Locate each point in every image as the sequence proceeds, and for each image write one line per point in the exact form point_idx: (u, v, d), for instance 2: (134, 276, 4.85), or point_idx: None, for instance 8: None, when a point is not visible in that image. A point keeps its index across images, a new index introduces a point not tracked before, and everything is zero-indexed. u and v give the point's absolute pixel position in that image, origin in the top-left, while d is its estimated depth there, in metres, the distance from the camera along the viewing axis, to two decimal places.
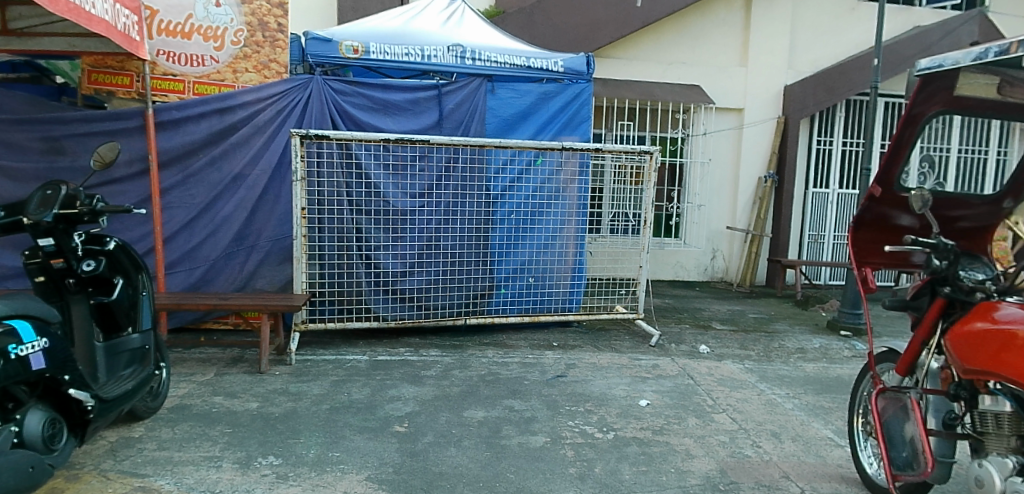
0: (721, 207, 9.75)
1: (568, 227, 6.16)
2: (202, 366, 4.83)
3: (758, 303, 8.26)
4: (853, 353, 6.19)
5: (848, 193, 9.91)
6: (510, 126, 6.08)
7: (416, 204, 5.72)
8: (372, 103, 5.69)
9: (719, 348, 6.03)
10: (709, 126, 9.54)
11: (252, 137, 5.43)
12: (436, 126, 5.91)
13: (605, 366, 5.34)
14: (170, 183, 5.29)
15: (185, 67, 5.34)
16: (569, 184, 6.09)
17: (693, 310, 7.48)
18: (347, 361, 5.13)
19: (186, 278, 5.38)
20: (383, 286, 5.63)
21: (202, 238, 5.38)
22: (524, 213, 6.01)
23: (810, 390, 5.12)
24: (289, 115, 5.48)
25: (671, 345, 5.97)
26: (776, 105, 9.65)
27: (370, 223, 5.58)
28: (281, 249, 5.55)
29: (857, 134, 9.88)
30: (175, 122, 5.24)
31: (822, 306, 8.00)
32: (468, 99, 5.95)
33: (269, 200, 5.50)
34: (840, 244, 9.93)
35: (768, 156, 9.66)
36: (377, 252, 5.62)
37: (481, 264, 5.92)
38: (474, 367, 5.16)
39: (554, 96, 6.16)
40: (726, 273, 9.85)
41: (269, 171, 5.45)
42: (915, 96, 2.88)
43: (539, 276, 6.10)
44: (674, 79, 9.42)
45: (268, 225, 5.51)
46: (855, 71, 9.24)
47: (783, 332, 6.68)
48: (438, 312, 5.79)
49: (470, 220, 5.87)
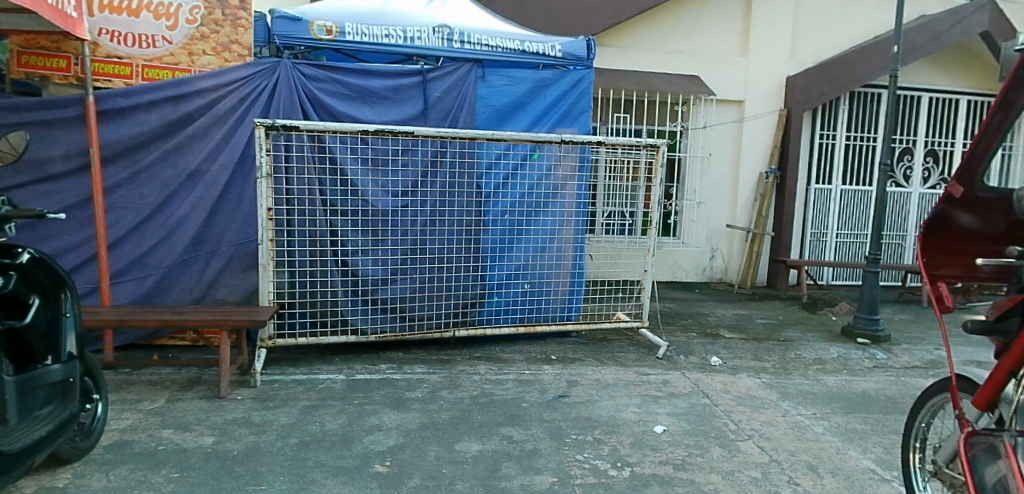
0: (721, 204, 9.26)
1: (567, 228, 5.60)
2: (152, 391, 4.20)
3: (763, 307, 7.78)
4: (874, 364, 5.74)
5: (852, 190, 9.49)
6: (502, 117, 5.49)
7: (398, 204, 5.14)
8: (348, 91, 5.08)
9: (731, 359, 5.53)
10: (710, 119, 9.08)
11: (211, 128, 4.80)
12: (420, 117, 5.31)
13: (610, 383, 4.80)
14: (116, 181, 4.65)
15: (133, 48, 4.69)
16: (567, 180, 5.53)
17: (698, 315, 6.98)
18: (321, 382, 4.53)
19: (135, 288, 4.73)
20: (362, 295, 5.05)
21: (154, 243, 4.74)
22: (519, 213, 5.45)
23: (838, 409, 4.64)
24: (253, 103, 4.86)
25: (680, 357, 5.46)
26: (778, 98, 9.17)
27: (347, 225, 4.98)
28: (245, 254, 4.91)
29: (860, 127, 9.46)
30: (121, 111, 4.59)
31: (831, 310, 7.53)
32: (455, 87, 5.37)
33: (232, 199, 4.87)
34: (842, 242, 9.53)
35: (770, 150, 9.17)
36: (355, 257, 5.02)
37: (471, 269, 5.34)
38: (465, 387, 4.58)
39: (552, 84, 5.57)
40: (725, 273, 9.37)
41: (231, 167, 4.82)
42: (1009, 79, 2.42)
43: (535, 282, 5.54)
44: (672, 69, 8.89)
45: (230, 228, 4.87)
46: (865, 61, 8.77)
47: (796, 340, 6.20)
48: (423, 324, 5.21)
49: (459, 221, 5.29)
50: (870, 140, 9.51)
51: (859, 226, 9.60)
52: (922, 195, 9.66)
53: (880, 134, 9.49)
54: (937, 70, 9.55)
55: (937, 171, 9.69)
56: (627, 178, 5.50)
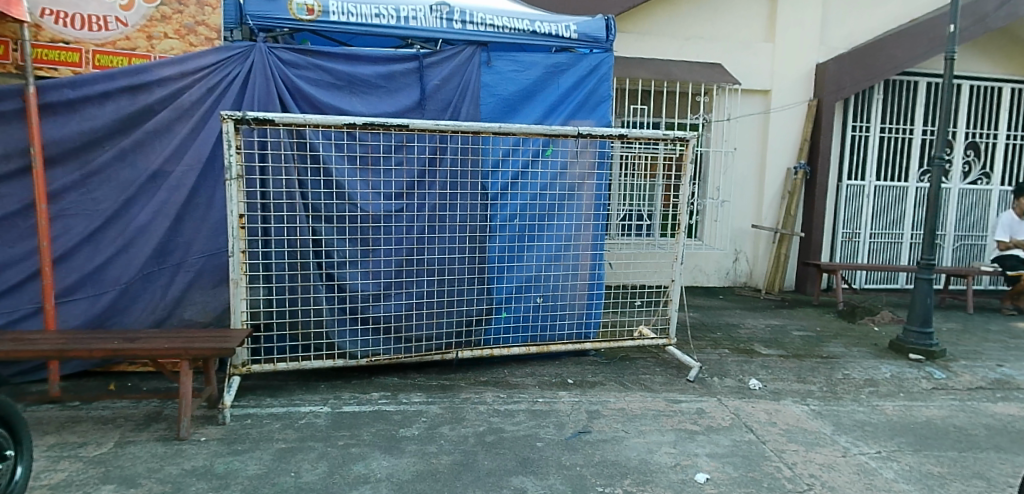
0: (746, 203, 8.58)
1: (584, 233, 4.92)
2: (101, 431, 3.58)
3: (795, 315, 7.11)
4: (933, 385, 5.07)
5: (886, 186, 8.82)
6: (510, 108, 4.82)
7: (392, 208, 4.49)
8: (334, 79, 4.43)
9: (772, 382, 4.88)
10: (734, 110, 8.39)
11: (175, 123, 4.18)
12: (417, 108, 4.65)
13: (637, 414, 4.15)
14: (64, 184, 4.01)
15: (81, 31, 4.05)
16: (584, 179, 4.87)
17: (727, 326, 6.31)
18: (301, 416, 3.90)
19: (88, 308, 4.09)
20: (350, 313, 4.40)
21: (110, 256, 4.10)
22: (530, 216, 4.81)
23: (904, 445, 3.97)
24: (224, 94, 4.24)
25: (714, 380, 4.80)
26: (807, 87, 8.48)
27: (332, 233, 4.32)
28: (215, 268, 4.28)
29: (897, 118, 8.78)
30: (68, 104, 3.95)
31: (872, 318, 6.85)
32: (456, 73, 4.71)
33: (200, 205, 4.23)
34: (877, 242, 8.87)
35: (798, 144, 8.48)
36: (342, 269, 4.38)
37: (476, 282, 4.71)
38: (469, 422, 3.93)
39: (566, 70, 4.89)
40: (750, 277, 8.70)
41: (199, 168, 4.19)
42: None
43: (549, 296, 4.86)
44: (692, 57, 8.19)
45: (198, 238, 4.24)
46: (901, 47, 8.00)
47: (842, 357, 5.52)
48: (422, 345, 4.55)
49: (462, 227, 4.65)
50: (907, 132, 8.81)
51: (893, 226, 8.91)
52: (963, 192, 8.94)
53: (918, 126, 8.78)
54: (980, 56, 8.81)
55: (978, 165, 8.97)
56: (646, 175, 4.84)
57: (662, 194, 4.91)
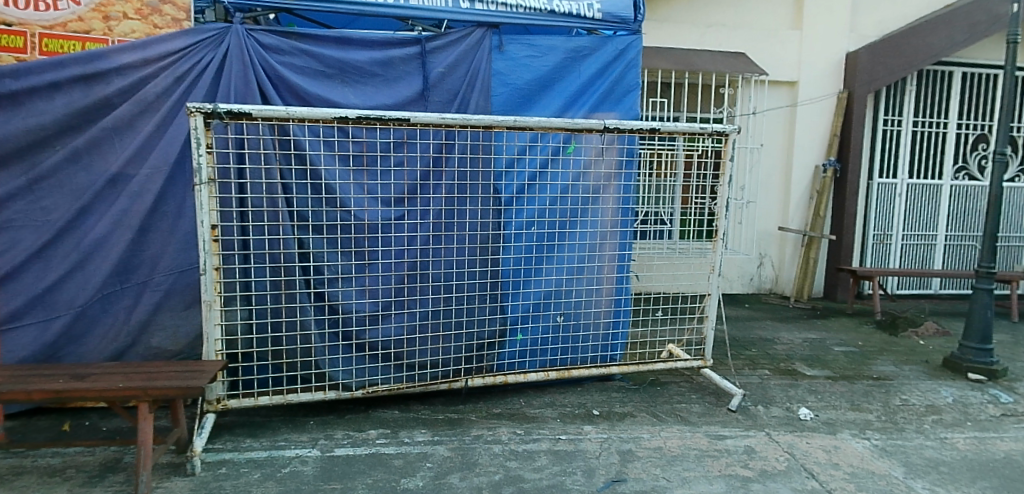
0: (772, 203, 8.00)
1: (608, 243, 4.32)
2: (45, 488, 2.99)
3: (830, 327, 6.53)
4: (1003, 411, 4.48)
5: (919, 184, 8.24)
6: (527, 99, 4.22)
7: (392, 215, 3.90)
8: (322, 66, 3.83)
9: (824, 411, 4.30)
10: (760, 103, 7.82)
11: (138, 118, 3.58)
12: (419, 99, 4.05)
13: (678, 456, 3.56)
14: (7, 191, 3.41)
15: (25, 11, 3.46)
16: (610, 181, 4.26)
17: (762, 342, 5.73)
18: (286, 463, 3.30)
19: (37, 337, 3.49)
20: (344, 339, 3.81)
21: (62, 274, 3.50)
22: (549, 223, 4.20)
23: (992, 491, 3.39)
24: (195, 84, 3.65)
25: (759, 409, 4.22)
26: (837, 78, 7.87)
27: (322, 244, 3.73)
28: (185, 286, 3.69)
29: (931, 112, 8.19)
30: (9, 96, 3.36)
31: (915, 331, 6.28)
32: (464, 59, 4.12)
33: (168, 213, 3.64)
34: (909, 244, 8.31)
35: (827, 139, 7.89)
36: (334, 288, 3.76)
37: (488, 298, 4.13)
38: (482, 469, 3.34)
39: (589, 55, 4.30)
40: (775, 283, 8.14)
41: (167, 170, 3.59)
42: None
43: (571, 313, 4.28)
44: (714, 45, 7.58)
45: (165, 252, 3.64)
46: (938, 34, 7.54)
47: (895, 378, 4.94)
48: (426, 373, 3.97)
49: (472, 237, 4.05)
50: (942, 127, 8.22)
51: (927, 227, 8.33)
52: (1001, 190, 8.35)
53: (953, 119, 8.18)
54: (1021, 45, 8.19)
55: (1016, 160, 8.38)
56: (664, 172, 4.35)
57: (681, 194, 4.40)
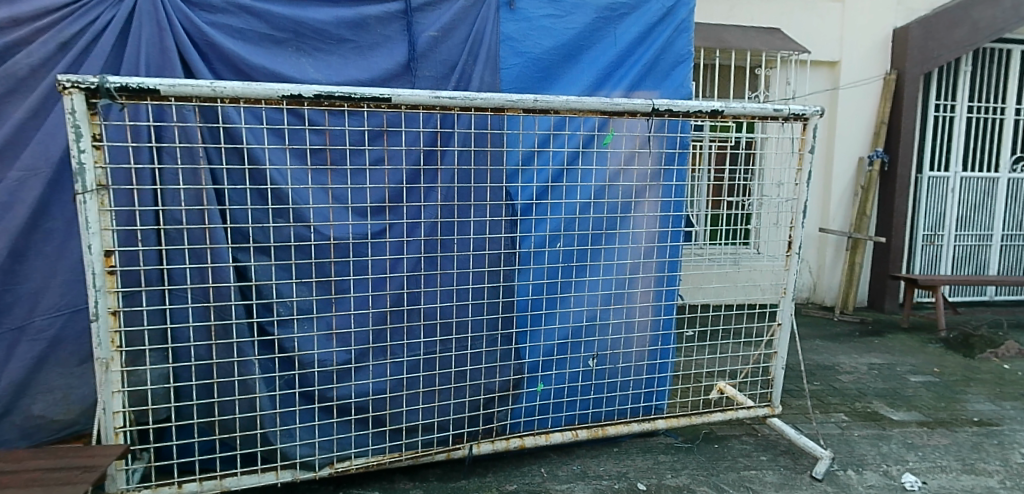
0: (811, 201, 7.04)
1: (652, 262, 3.31)
2: None
3: (892, 347, 5.57)
4: None
5: (974, 177, 7.28)
6: (547, 74, 3.22)
7: (368, 231, 2.87)
8: (270, 29, 2.80)
9: (933, 476, 3.30)
10: (799, 87, 6.84)
11: (6, 100, 2.55)
12: (404, 73, 3.03)
13: None
14: None
15: None
16: (655, 181, 3.27)
17: (824, 372, 4.77)
18: None
19: None
20: (309, 400, 2.84)
21: None
22: (580, 237, 3.22)
23: None
24: (87, 53, 2.62)
25: (853, 478, 3.23)
26: (885, 57, 6.89)
27: (270, 273, 2.70)
28: (79, 334, 2.69)
29: (987, 95, 7.22)
30: None
31: (994, 352, 5.32)
32: (463, 20, 3.10)
33: (54, 232, 2.63)
34: (961, 245, 7.38)
35: (874, 127, 6.92)
36: (286, 332, 2.75)
37: (500, 341, 3.11)
38: None
39: (627, 15, 3.31)
40: (813, 292, 7.20)
41: (48, 173, 2.58)
42: None
43: (605, 354, 3.27)
44: (746, 20, 6.58)
45: (49, 285, 2.64)
46: (999, 4, 6.58)
47: (1001, 423, 3.96)
48: (419, 440, 2.99)
49: (478, 259, 3.05)
50: (999, 112, 7.25)
51: (980, 226, 7.39)
52: None
53: (1012, 105, 7.22)
54: None
55: None
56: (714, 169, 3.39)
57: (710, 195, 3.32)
